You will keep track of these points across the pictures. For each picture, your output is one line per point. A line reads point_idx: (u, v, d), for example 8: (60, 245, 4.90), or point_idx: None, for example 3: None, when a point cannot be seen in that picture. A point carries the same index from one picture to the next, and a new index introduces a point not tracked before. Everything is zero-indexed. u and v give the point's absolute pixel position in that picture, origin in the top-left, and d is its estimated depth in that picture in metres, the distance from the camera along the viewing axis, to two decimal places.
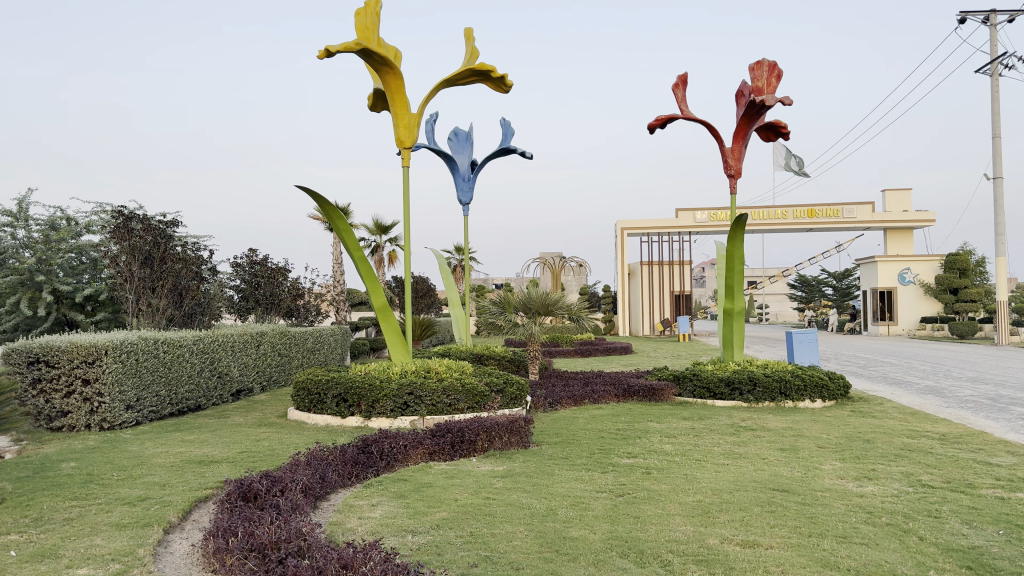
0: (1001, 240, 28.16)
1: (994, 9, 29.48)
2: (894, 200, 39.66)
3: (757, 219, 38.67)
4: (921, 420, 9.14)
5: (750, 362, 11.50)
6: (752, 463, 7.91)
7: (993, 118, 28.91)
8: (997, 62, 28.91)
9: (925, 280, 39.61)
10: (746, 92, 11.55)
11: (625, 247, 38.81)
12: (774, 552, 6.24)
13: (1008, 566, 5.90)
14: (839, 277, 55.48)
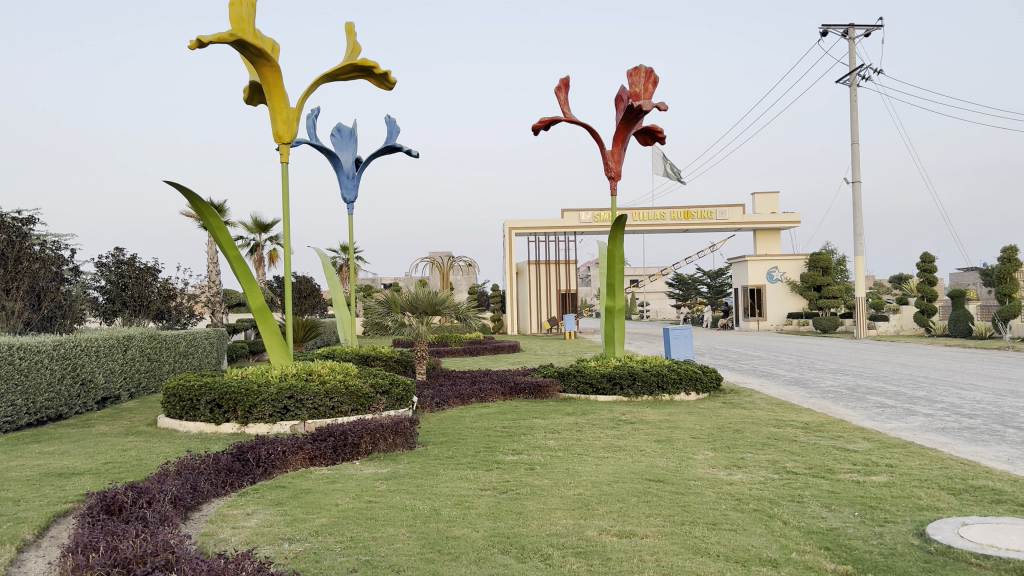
0: (859, 240, 30.16)
1: (852, 24, 31.56)
2: (764, 202, 41.64)
3: (640, 220, 39.94)
4: (787, 410, 9.66)
5: (631, 357, 11.81)
6: (631, 454, 8.14)
7: (852, 125, 30.92)
8: (856, 73, 30.94)
9: (791, 278, 42.00)
10: (624, 97, 11.87)
11: (513, 247, 39.19)
12: (649, 541, 6.43)
13: (861, 545, 6.32)
14: (713, 275, 57.97)
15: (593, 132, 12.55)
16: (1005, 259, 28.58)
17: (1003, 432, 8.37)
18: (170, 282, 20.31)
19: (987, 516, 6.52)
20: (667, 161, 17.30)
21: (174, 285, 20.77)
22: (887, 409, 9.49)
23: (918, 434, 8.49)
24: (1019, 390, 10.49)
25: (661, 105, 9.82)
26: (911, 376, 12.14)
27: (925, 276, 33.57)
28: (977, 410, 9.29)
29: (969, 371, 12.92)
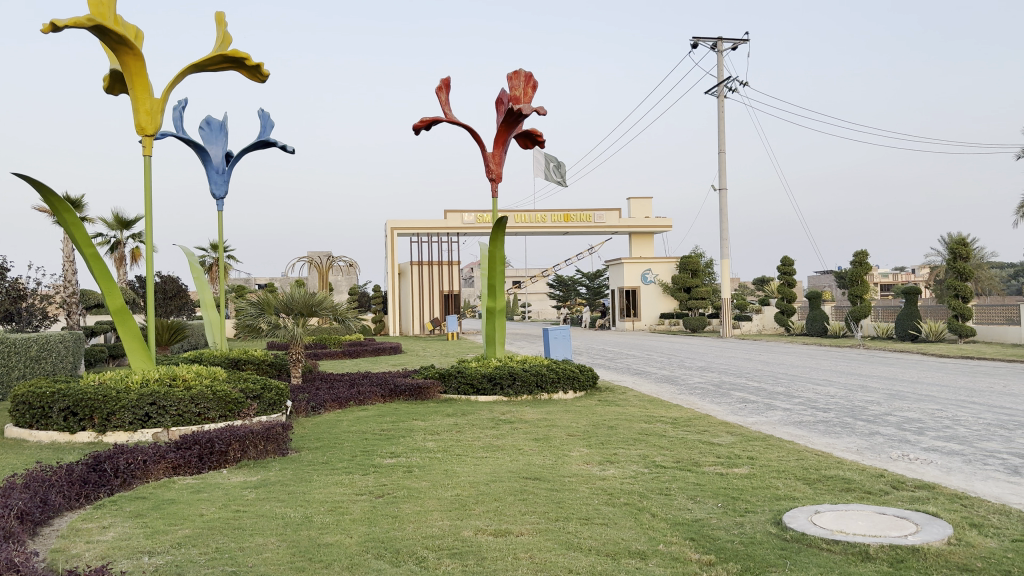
0: (725, 244, 31.76)
1: (721, 38, 33.22)
2: (639, 207, 43.06)
3: (522, 222, 40.48)
4: (657, 406, 10.04)
5: (511, 357, 11.95)
6: (509, 454, 8.23)
7: (720, 135, 32.53)
8: (723, 85, 32.58)
9: (663, 280, 43.86)
10: (505, 100, 12.01)
11: (395, 247, 38.82)
12: (524, 539, 6.51)
13: (724, 535, 6.64)
14: (592, 277, 59.53)
15: (474, 134, 12.62)
16: (857, 262, 30.88)
17: (852, 423, 9.04)
18: (18, 282, 18.84)
19: (837, 503, 7.00)
20: (550, 163, 17.50)
21: (24, 284, 19.30)
22: (749, 404, 10.04)
23: (777, 427, 9.03)
24: (867, 384, 11.39)
25: (540, 110, 9.99)
26: (771, 373, 12.94)
27: (784, 277, 35.68)
28: (830, 404, 9.98)
29: (822, 367, 13.93)
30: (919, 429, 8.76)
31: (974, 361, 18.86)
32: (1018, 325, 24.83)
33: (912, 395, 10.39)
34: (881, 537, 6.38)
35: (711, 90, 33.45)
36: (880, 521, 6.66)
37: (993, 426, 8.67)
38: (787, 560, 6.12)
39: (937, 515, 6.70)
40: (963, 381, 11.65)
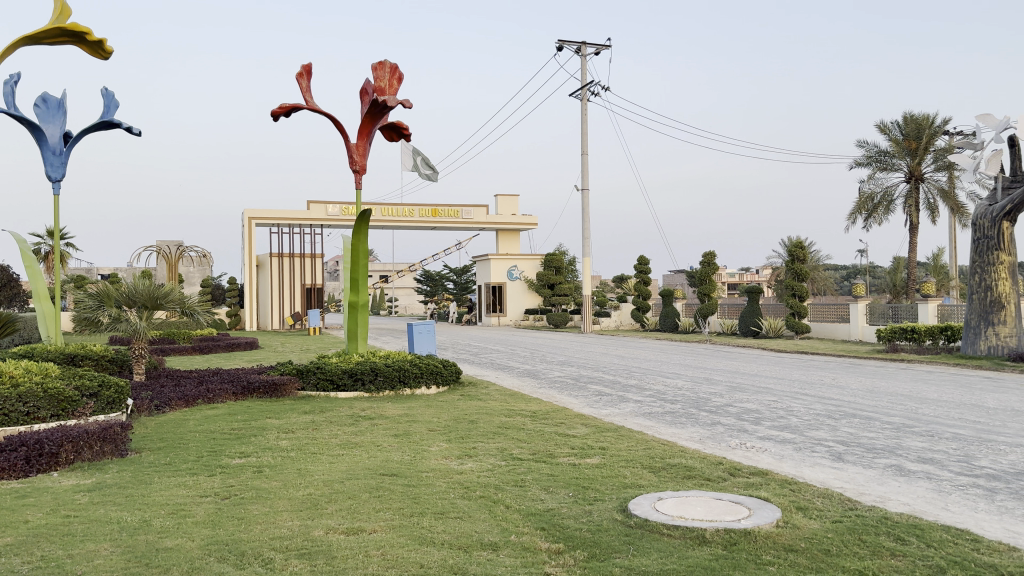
0: (587, 243, 32.79)
1: (584, 42, 34.22)
2: (506, 204, 43.61)
3: (388, 216, 40.14)
4: (518, 400, 10.24)
5: (373, 352, 11.90)
6: (366, 450, 8.18)
7: (582, 137, 33.50)
8: (586, 88, 33.61)
9: (528, 277, 44.90)
10: (369, 91, 11.91)
11: (253, 238, 37.59)
12: (376, 536, 6.43)
13: (573, 524, 6.84)
14: (459, 272, 60.39)
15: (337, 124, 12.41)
16: (707, 261, 32.52)
17: (696, 414, 9.54)
18: None
19: (679, 491, 7.36)
20: (417, 157, 17.40)
21: None
22: (604, 397, 10.40)
23: (629, 418, 9.41)
24: (711, 377, 12.09)
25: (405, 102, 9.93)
26: (625, 366, 13.51)
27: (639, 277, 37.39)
28: (678, 396, 10.49)
29: (670, 361, 14.69)
30: (757, 419, 9.35)
31: (805, 356, 20.42)
32: (847, 322, 27.07)
33: (751, 388, 11.11)
34: (717, 522, 6.77)
35: (575, 95, 36.36)
36: (717, 506, 7.07)
37: (821, 416, 9.39)
38: (631, 546, 6.39)
39: (768, 499, 7.18)
40: (795, 374, 12.60)
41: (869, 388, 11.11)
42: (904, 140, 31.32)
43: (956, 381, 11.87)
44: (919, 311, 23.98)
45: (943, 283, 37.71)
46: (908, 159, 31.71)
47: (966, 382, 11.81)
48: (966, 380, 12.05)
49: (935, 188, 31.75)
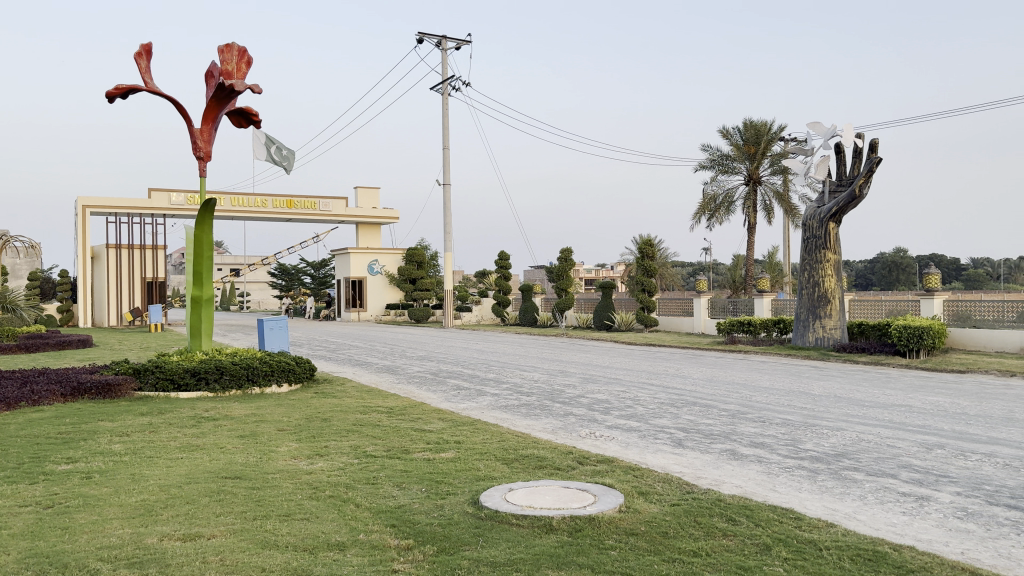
0: (448, 238, 33.08)
1: (445, 36, 34.60)
2: (365, 196, 44.39)
3: (237, 205, 39.25)
4: (374, 396, 10.43)
5: (220, 351, 12.04)
6: (209, 453, 8.02)
7: (444, 132, 33.91)
8: (447, 83, 33.87)
9: (388, 271, 45.25)
10: (215, 74, 11.47)
11: (87, 227, 35.21)
12: (215, 541, 6.16)
13: (423, 519, 6.82)
14: (316, 266, 59.30)
15: (181, 108, 11.94)
16: (563, 257, 33.62)
17: (550, 406, 9.82)
18: None
19: (529, 481, 7.53)
20: (271, 145, 16.74)
21: None
22: (461, 391, 10.55)
23: (485, 412, 9.58)
24: (566, 369, 12.50)
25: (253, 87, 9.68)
26: (483, 360, 13.74)
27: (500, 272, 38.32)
28: (534, 389, 10.78)
29: (528, 355, 15.08)
30: (607, 409, 9.72)
31: (654, 348, 21.41)
32: (690, 317, 28.59)
33: (603, 379, 11.56)
34: (564, 510, 6.96)
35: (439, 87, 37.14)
36: (565, 494, 7.27)
37: (666, 405, 9.89)
38: (479, 537, 6.44)
39: (613, 486, 7.45)
40: (644, 365, 13.22)
41: (710, 377, 11.83)
42: (745, 145, 33.27)
43: (787, 370, 12.87)
44: (756, 305, 25.60)
45: (778, 279, 40.55)
46: (748, 163, 33.84)
47: (795, 371, 12.81)
48: (796, 369, 13.07)
49: (771, 190, 34.06)
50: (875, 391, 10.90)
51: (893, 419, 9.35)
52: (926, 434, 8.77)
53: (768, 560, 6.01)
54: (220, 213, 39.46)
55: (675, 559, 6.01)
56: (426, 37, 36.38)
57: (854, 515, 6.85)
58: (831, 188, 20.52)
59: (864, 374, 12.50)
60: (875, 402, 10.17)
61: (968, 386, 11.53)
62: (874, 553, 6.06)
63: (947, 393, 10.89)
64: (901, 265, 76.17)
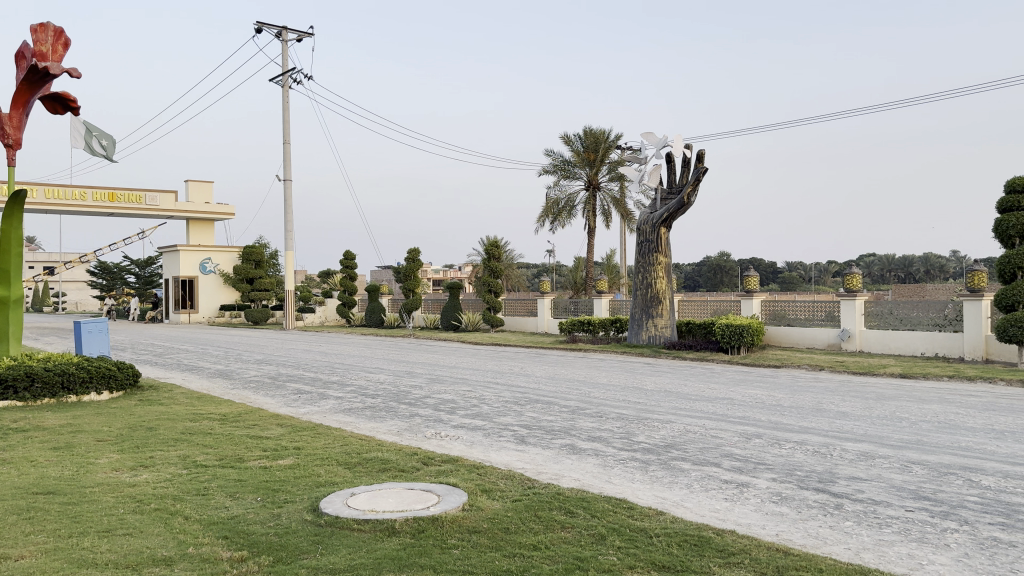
0: (288, 235, 32.11)
1: (286, 27, 33.55)
2: (197, 190, 42.74)
3: (52, 198, 36.23)
4: (207, 403, 10.00)
5: (30, 356, 11.00)
6: (15, 469, 7.36)
7: (285, 126, 32.91)
8: (288, 76, 32.86)
9: (223, 270, 43.33)
10: (26, 56, 10.47)
11: None
12: (24, 562, 5.60)
13: (259, 528, 6.54)
14: (142, 264, 55.35)
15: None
16: (411, 258, 33.45)
17: (395, 407, 9.77)
18: None
19: (372, 484, 7.45)
20: (89, 132, 15.49)
21: None
22: (302, 396, 10.32)
23: (328, 416, 9.43)
24: (412, 370, 12.49)
25: (72, 72, 8.95)
26: (326, 363, 13.48)
27: (346, 272, 37.86)
28: (378, 391, 10.72)
29: (373, 356, 14.90)
30: (452, 409, 9.80)
31: (498, 349, 21.75)
32: (535, 316, 29.59)
33: (449, 378, 11.66)
34: (407, 511, 6.92)
35: (275, 78, 36.42)
36: (408, 496, 7.25)
37: (510, 403, 10.11)
38: (319, 544, 6.26)
39: (456, 485, 7.51)
40: (489, 364, 13.44)
41: (552, 375, 12.23)
42: (584, 151, 34.66)
43: (623, 367, 13.57)
44: (595, 306, 26.80)
45: (615, 281, 42.35)
46: (587, 169, 35.24)
47: (631, 367, 13.52)
48: (632, 366, 13.77)
49: (609, 197, 35.60)
50: (702, 385, 11.69)
51: (718, 411, 10.08)
52: (745, 424, 9.53)
53: (603, 550, 6.29)
54: (30, 206, 36.06)
55: (516, 554, 6.15)
56: (266, 28, 35.11)
57: (682, 502, 7.32)
58: (663, 195, 21.77)
59: (692, 370, 13.43)
60: (701, 396, 10.92)
61: (782, 379, 12.66)
62: (699, 538, 6.50)
63: (764, 386, 11.89)
64: (725, 268, 82.16)
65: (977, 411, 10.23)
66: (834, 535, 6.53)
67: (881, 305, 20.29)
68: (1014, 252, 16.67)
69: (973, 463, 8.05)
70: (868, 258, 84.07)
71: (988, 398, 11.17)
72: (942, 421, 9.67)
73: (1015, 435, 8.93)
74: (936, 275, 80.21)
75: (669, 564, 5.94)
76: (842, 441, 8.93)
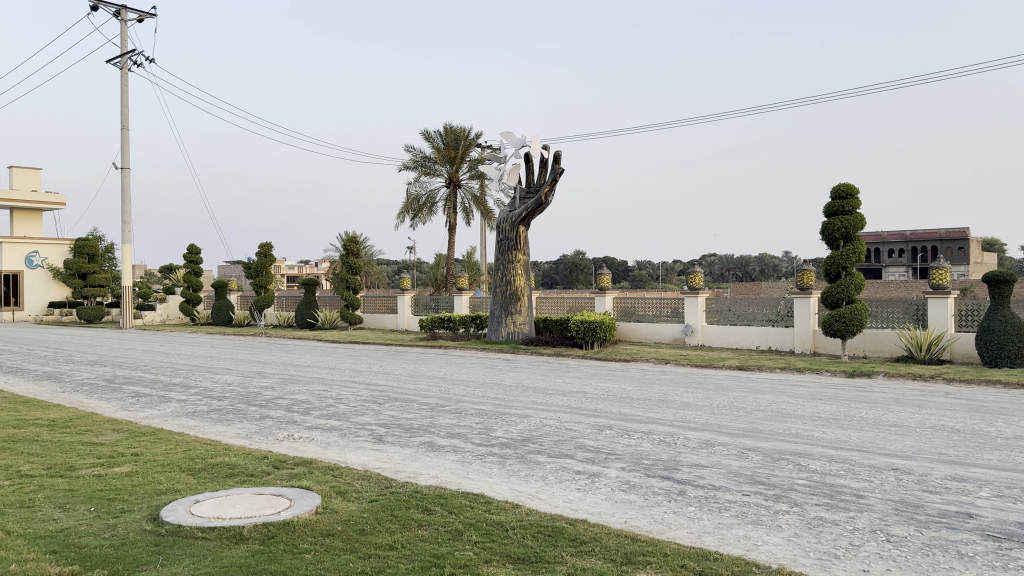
0: (126, 227, 30.13)
1: (125, 6, 31.51)
2: (22, 178, 39.64)
3: None
4: (33, 408, 9.20)
5: None
6: None
7: (123, 110, 30.83)
8: (127, 58, 30.92)
9: (52, 264, 40.23)
10: None
11: None
12: None
13: (92, 541, 6.09)
14: None
15: None
16: (263, 253, 32.45)
17: (245, 409, 9.42)
18: None
19: (218, 491, 7.13)
20: None
21: None
22: (143, 399, 9.72)
23: (170, 420, 8.95)
24: (264, 370, 12.06)
25: None
26: (169, 363, 12.76)
27: (190, 266, 36.03)
28: (226, 392, 10.26)
29: (220, 356, 14.28)
30: (306, 409, 9.56)
31: (356, 346, 21.41)
32: (395, 313, 29.41)
33: (304, 378, 11.35)
34: (256, 517, 6.66)
35: (111, 61, 36.18)
36: (258, 501, 6.98)
37: (367, 402, 9.98)
38: (159, 555, 5.88)
39: (309, 487, 7.31)
40: (346, 363, 13.20)
41: (412, 372, 12.19)
42: (445, 148, 34.75)
43: (482, 363, 13.73)
44: (455, 303, 27.06)
45: (474, 279, 42.82)
46: (448, 166, 35.36)
47: (490, 363, 13.70)
48: (490, 362, 13.96)
49: (469, 194, 35.91)
50: (558, 379, 12.03)
51: (573, 404, 10.40)
52: (598, 417, 9.87)
53: (459, 546, 6.32)
54: None
55: (370, 555, 6.05)
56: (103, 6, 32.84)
57: (537, 495, 7.48)
58: (521, 194, 22.16)
59: (549, 365, 13.78)
60: (558, 390, 11.23)
61: (632, 373, 13.26)
62: (553, 529, 6.66)
63: (616, 379, 12.39)
64: (581, 267, 85.14)
65: (805, 400, 11.13)
66: (679, 520, 6.89)
67: (721, 302, 21.49)
68: (839, 253, 18.20)
69: (802, 448, 8.74)
70: (710, 258, 89.91)
71: (814, 387, 12.19)
72: (775, 410, 10.45)
73: (838, 422, 9.79)
74: (770, 274, 87.05)
75: (524, 556, 6.05)
76: (686, 430, 9.44)
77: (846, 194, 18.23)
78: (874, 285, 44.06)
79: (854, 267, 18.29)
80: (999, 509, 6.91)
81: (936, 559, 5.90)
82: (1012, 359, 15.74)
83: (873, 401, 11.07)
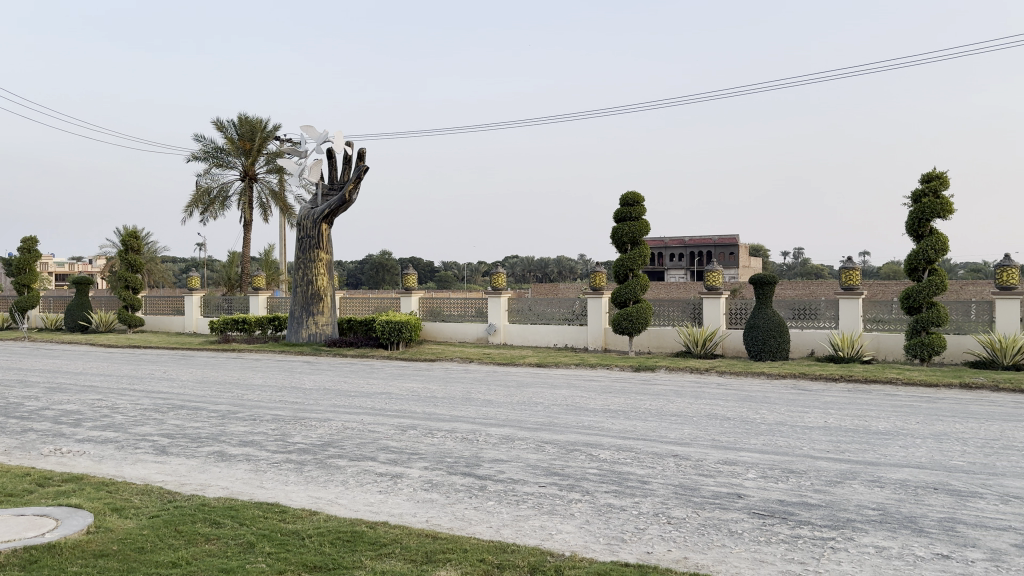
0: None
1: None
2: None
3: None
4: None
5: None
6: None
7: None
8: None
9: None
10: None
11: None
12: None
13: None
14: None
15: None
16: (27, 248, 29.38)
17: (4, 424, 8.51)
18: None
19: None
20: None
21: None
22: None
23: None
24: (26, 379, 10.90)
25: None
26: None
27: None
28: None
29: None
30: (77, 421, 8.79)
31: (140, 350, 19.91)
32: (182, 315, 27.78)
33: (75, 387, 10.39)
34: (14, 541, 5.98)
35: None
36: (16, 524, 6.28)
37: (149, 411, 9.35)
38: None
39: (79, 506, 6.69)
40: (124, 369, 12.25)
41: (201, 378, 11.53)
42: (239, 140, 33.26)
43: (281, 366, 13.27)
44: (250, 303, 25.98)
45: (273, 278, 41.30)
46: (241, 159, 33.81)
47: (289, 366, 13.28)
48: (290, 364, 13.52)
49: (267, 188, 34.60)
50: (361, 381, 11.89)
51: (376, 406, 10.33)
52: (401, 417, 9.87)
53: (251, 558, 6.02)
54: None
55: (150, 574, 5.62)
56: None
57: (336, 500, 7.32)
58: (324, 192, 21.70)
59: (351, 366, 13.59)
60: (360, 392, 11.10)
61: (436, 372, 13.39)
62: (352, 534, 6.54)
63: (420, 379, 12.46)
64: (387, 267, 85.16)
65: (598, 394, 11.78)
66: (479, 516, 7.02)
67: (522, 302, 22.33)
68: (627, 256, 19.38)
69: (593, 440, 9.23)
70: (515, 258, 92.98)
71: (605, 382, 12.93)
72: (570, 404, 10.97)
73: (626, 414, 10.44)
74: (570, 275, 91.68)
75: (320, 564, 5.89)
76: (487, 427, 9.67)
77: (633, 202, 19.44)
78: (655, 286, 47.49)
79: (640, 269, 19.57)
80: (763, 488, 7.67)
81: (710, 538, 6.43)
82: (773, 353, 17.52)
83: (657, 393, 11.92)
